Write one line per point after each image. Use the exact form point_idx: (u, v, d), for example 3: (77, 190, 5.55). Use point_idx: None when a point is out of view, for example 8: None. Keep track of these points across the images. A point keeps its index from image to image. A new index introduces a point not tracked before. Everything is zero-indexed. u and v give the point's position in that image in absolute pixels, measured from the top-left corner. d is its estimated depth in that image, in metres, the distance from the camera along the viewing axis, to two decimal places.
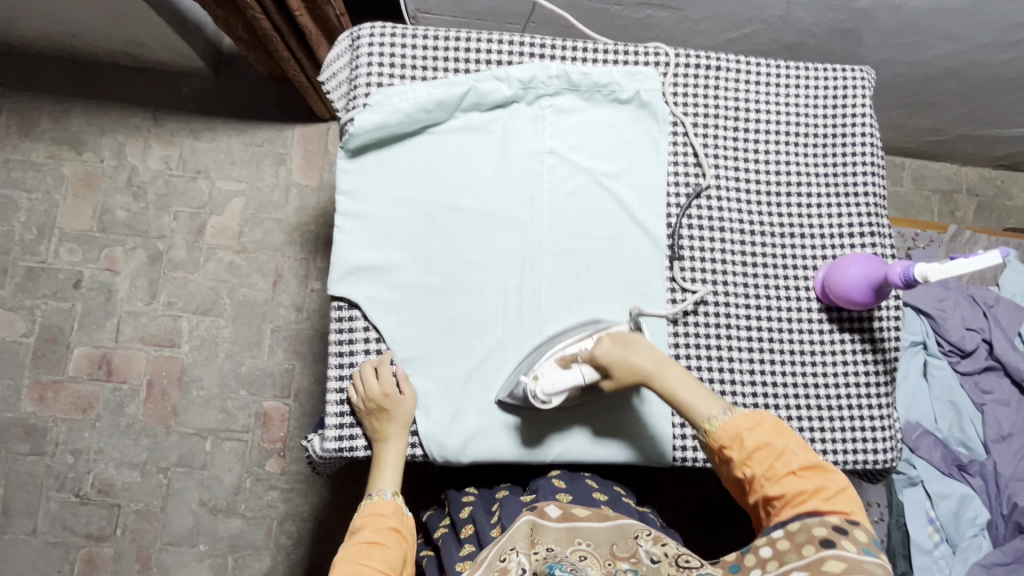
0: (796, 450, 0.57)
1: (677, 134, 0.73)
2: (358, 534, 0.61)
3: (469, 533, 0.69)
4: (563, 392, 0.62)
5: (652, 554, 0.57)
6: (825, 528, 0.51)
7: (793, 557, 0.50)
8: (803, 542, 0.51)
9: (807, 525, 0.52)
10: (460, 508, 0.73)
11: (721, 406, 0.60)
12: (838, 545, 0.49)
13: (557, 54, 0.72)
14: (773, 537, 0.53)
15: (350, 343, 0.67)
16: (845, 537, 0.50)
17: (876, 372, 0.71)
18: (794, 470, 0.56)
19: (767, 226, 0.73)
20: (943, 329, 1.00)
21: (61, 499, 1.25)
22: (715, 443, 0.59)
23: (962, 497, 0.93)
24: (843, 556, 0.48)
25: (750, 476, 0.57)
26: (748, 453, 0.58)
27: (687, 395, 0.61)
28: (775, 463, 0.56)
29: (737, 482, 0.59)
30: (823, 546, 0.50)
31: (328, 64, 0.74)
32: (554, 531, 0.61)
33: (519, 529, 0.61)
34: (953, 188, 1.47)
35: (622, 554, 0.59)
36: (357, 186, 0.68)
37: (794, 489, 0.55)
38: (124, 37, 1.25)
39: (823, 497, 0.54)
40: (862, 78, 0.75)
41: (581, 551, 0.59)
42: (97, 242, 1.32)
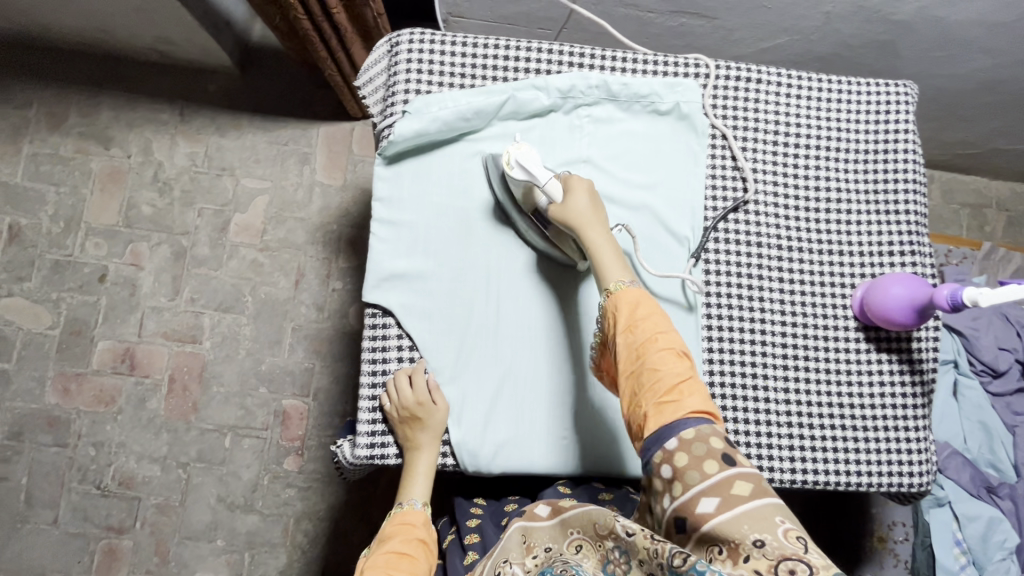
0: (678, 335, 0.54)
1: (715, 146, 0.72)
2: (387, 544, 0.61)
3: (474, 541, 0.67)
4: (526, 174, 0.63)
5: (627, 526, 0.50)
6: (723, 442, 0.48)
7: (695, 474, 0.47)
8: (703, 455, 0.47)
9: (701, 434, 0.48)
10: (466, 517, 0.71)
11: (632, 275, 0.58)
12: (737, 460, 0.47)
13: (597, 64, 0.72)
14: (667, 450, 0.49)
15: (383, 351, 0.67)
16: (739, 450, 0.48)
17: (913, 394, 0.70)
18: (678, 354, 0.53)
19: (805, 242, 0.72)
20: (976, 348, 0.98)
21: (83, 490, 1.26)
22: (613, 304, 0.57)
23: (991, 519, 0.91)
24: (746, 475, 0.46)
25: (630, 345, 0.54)
26: (631, 321, 0.55)
27: (607, 254, 0.59)
28: (658, 337, 0.53)
29: (616, 355, 0.56)
30: (723, 462, 0.47)
31: (365, 69, 0.74)
32: (546, 530, 0.60)
33: (511, 538, 0.61)
34: (983, 203, 1.45)
35: (605, 531, 0.53)
36: (394, 193, 0.68)
37: (673, 368, 0.52)
38: (155, 34, 1.26)
39: (702, 391, 0.51)
40: (905, 93, 0.74)
41: (575, 541, 0.57)
42: (123, 237, 1.33)
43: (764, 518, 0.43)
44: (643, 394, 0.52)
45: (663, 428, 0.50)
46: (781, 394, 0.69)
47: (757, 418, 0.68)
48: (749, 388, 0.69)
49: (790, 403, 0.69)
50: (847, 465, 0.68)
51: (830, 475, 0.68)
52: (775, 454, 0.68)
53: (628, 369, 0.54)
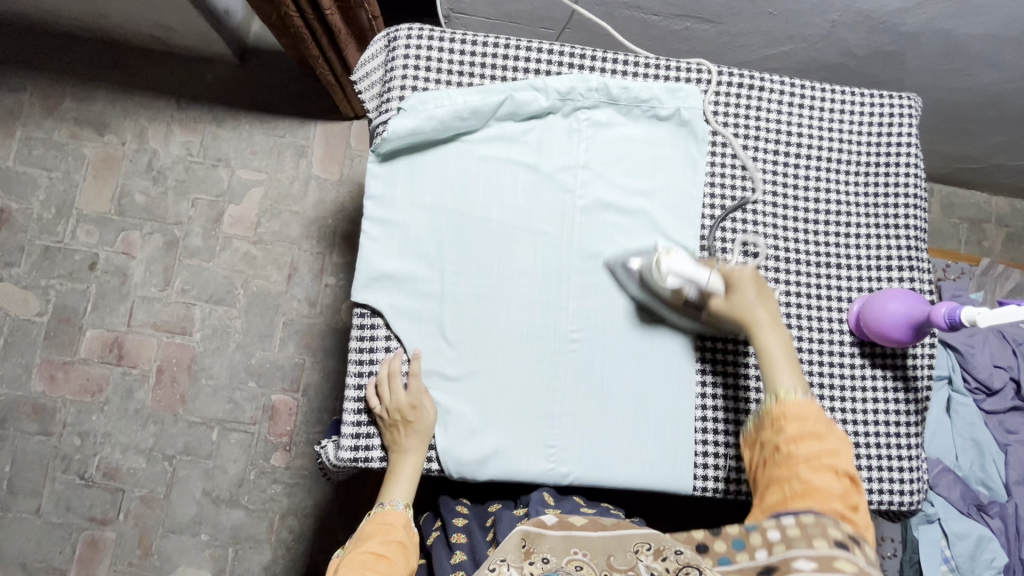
0: (845, 457, 0.56)
1: (714, 154, 0.71)
2: (365, 543, 0.60)
3: (461, 540, 0.66)
4: (682, 279, 0.61)
5: (653, 570, 0.52)
6: (841, 533, 0.50)
7: (802, 544, 0.50)
8: (815, 535, 0.50)
9: (822, 522, 0.51)
10: (454, 515, 0.70)
11: (803, 388, 0.59)
12: (852, 549, 0.49)
13: (597, 66, 0.70)
14: (783, 522, 0.52)
15: (371, 351, 0.66)
16: (859, 545, 0.50)
17: (907, 412, 0.69)
18: (836, 474, 0.55)
19: (803, 254, 0.71)
20: (971, 365, 0.97)
21: (66, 480, 1.25)
22: (778, 407, 0.58)
23: (980, 538, 0.91)
24: (855, 562, 0.48)
25: (788, 451, 0.56)
26: (797, 432, 0.56)
27: (775, 357, 0.61)
28: (821, 455, 0.55)
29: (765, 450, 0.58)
30: (837, 546, 0.49)
31: (362, 64, 0.73)
32: (551, 540, 0.57)
33: (511, 538, 0.57)
34: (983, 217, 1.44)
35: (618, 566, 0.54)
36: (386, 191, 0.66)
37: (830, 488, 0.54)
38: (153, 20, 1.24)
39: (848, 505, 0.53)
40: (910, 106, 0.73)
41: (577, 561, 0.55)
42: (114, 225, 1.31)
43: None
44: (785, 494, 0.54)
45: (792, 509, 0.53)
46: None
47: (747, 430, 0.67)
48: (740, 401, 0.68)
49: None
50: None
51: None
52: None
53: (779, 472, 0.56)
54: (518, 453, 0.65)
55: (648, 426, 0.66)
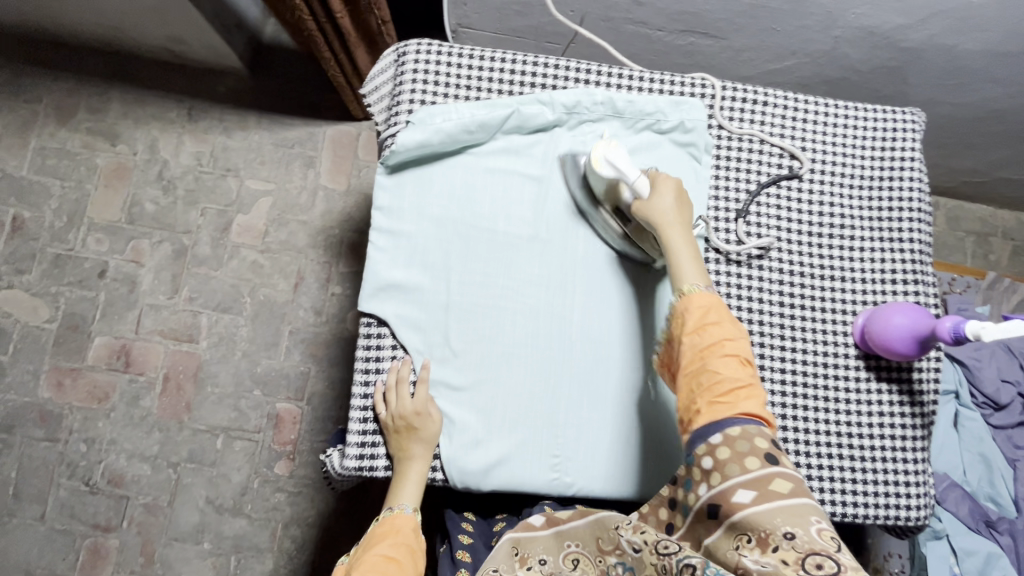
0: (748, 344, 0.56)
1: (719, 167, 0.71)
2: (374, 548, 0.59)
3: (466, 559, 0.66)
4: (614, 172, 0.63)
5: (634, 544, 0.55)
6: (767, 442, 0.51)
7: (734, 467, 0.50)
8: (746, 452, 0.50)
9: (747, 433, 0.51)
10: (459, 531, 0.70)
11: (704, 280, 0.59)
12: (780, 461, 0.50)
13: (603, 80, 0.71)
14: (712, 444, 0.52)
15: (377, 360, 0.66)
16: (783, 454, 0.51)
17: (913, 426, 0.69)
18: (742, 360, 0.54)
19: (808, 267, 0.71)
20: (977, 379, 0.97)
21: (71, 487, 1.25)
22: (685, 305, 0.57)
23: (989, 555, 0.90)
24: (787, 475, 0.49)
25: (696, 348, 0.55)
26: (700, 324, 0.56)
27: (681, 254, 0.60)
28: (726, 344, 0.55)
29: (679, 355, 0.57)
30: (767, 460, 0.50)
31: (371, 78, 0.74)
32: (542, 539, 0.64)
33: (502, 549, 0.63)
34: (989, 231, 1.44)
35: (607, 547, 0.60)
36: (394, 203, 0.67)
37: (738, 378, 0.53)
38: (167, 34, 1.27)
39: (762, 398, 0.53)
40: (913, 120, 0.74)
41: (573, 555, 0.62)
42: (125, 233, 1.33)
43: (797, 515, 0.46)
44: (700, 393, 0.54)
45: (714, 421, 0.53)
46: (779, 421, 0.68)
47: None
48: None
49: (787, 429, 0.68)
50: (843, 495, 0.67)
51: (825, 504, 0.67)
52: None
53: (689, 368, 0.55)
54: (528, 464, 0.65)
55: (652, 436, 0.66)
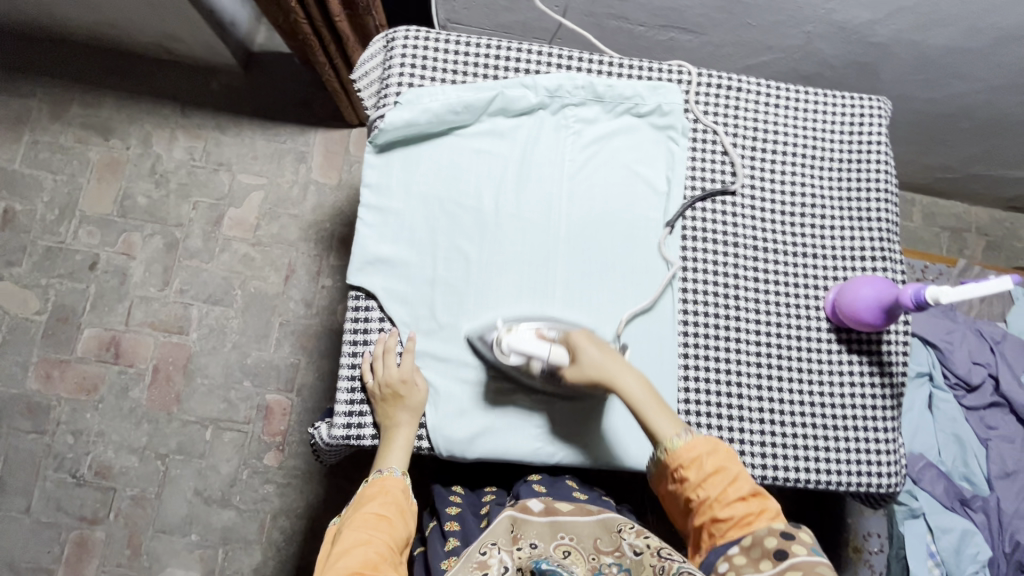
0: (747, 478, 0.59)
1: (696, 149, 0.74)
2: (366, 506, 0.61)
3: (455, 528, 0.68)
4: (524, 351, 0.63)
5: (635, 546, 0.60)
6: (776, 539, 0.54)
7: (749, 569, 0.53)
8: (760, 557, 0.53)
9: (758, 540, 0.55)
10: (447, 504, 0.71)
11: (680, 427, 0.61)
12: (790, 552, 0.52)
13: (584, 66, 0.74)
14: (728, 553, 0.56)
15: (365, 331, 0.68)
16: (794, 541, 0.53)
17: (883, 396, 0.72)
18: (744, 495, 0.58)
19: (780, 244, 0.74)
20: (950, 361, 1.00)
21: (58, 479, 1.25)
22: (675, 462, 0.60)
23: (964, 531, 0.92)
24: (798, 563, 0.51)
25: (703, 501, 0.58)
26: (700, 475, 0.59)
27: (646, 407, 0.62)
28: (726, 488, 0.58)
29: (686, 507, 0.60)
30: (777, 558, 0.52)
31: (361, 63, 0.77)
32: (537, 525, 0.64)
33: (500, 524, 0.63)
34: (963, 227, 1.49)
35: (606, 548, 0.62)
36: (382, 180, 0.69)
37: (744, 515, 0.56)
38: (162, 30, 1.29)
39: (770, 518, 0.56)
40: (879, 107, 0.77)
41: (564, 546, 0.62)
42: (116, 226, 1.34)
43: None
44: (716, 534, 0.57)
45: (728, 544, 0.56)
46: (753, 391, 0.70)
47: (731, 412, 0.70)
48: (721, 384, 0.70)
49: (762, 400, 0.70)
50: (818, 462, 0.70)
51: (800, 472, 0.69)
52: (746, 451, 0.69)
53: (701, 519, 0.59)
54: (512, 433, 0.66)
55: None
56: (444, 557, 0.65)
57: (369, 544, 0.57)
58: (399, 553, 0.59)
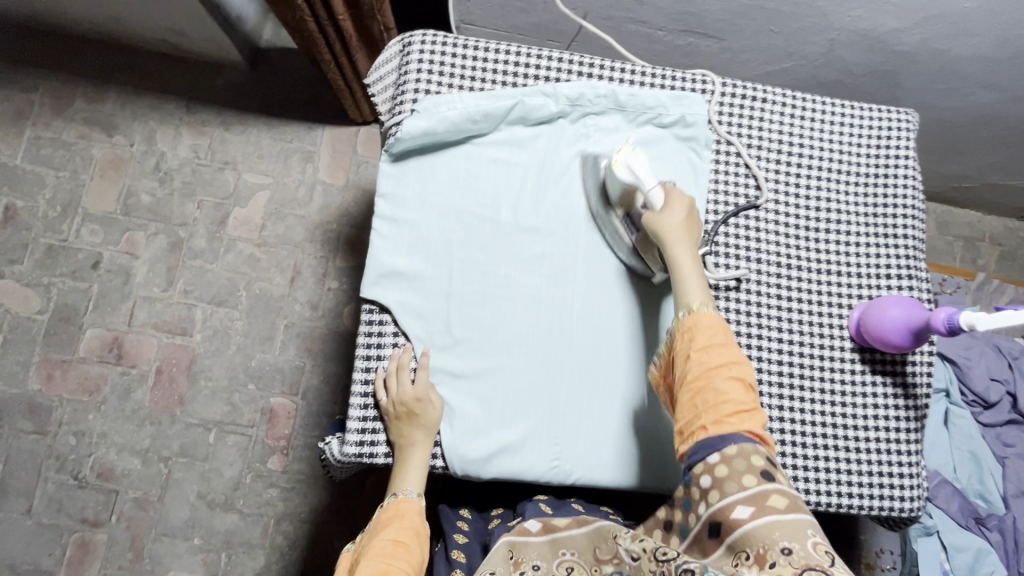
0: (749, 366, 0.57)
1: (719, 162, 0.72)
2: (382, 532, 0.59)
3: (461, 559, 0.66)
4: (633, 177, 0.64)
5: (633, 551, 0.58)
6: (762, 459, 0.52)
7: (734, 485, 0.51)
8: (743, 470, 0.51)
9: (744, 452, 0.52)
10: (454, 530, 0.69)
11: (710, 302, 0.60)
12: (776, 478, 0.51)
13: (605, 74, 0.72)
14: (710, 464, 0.53)
15: (378, 345, 0.66)
16: (779, 471, 0.52)
17: (906, 419, 0.70)
18: (742, 381, 0.56)
19: (804, 261, 0.72)
20: (967, 377, 0.99)
21: (59, 480, 1.23)
22: (690, 326, 0.58)
23: (979, 550, 0.91)
24: (784, 491, 0.50)
25: (701, 367, 0.56)
26: (707, 343, 0.57)
27: (688, 277, 0.60)
28: (729, 366, 0.56)
29: (679, 368, 0.58)
30: (762, 477, 0.51)
31: (376, 67, 0.74)
32: (537, 545, 0.63)
33: (497, 552, 0.62)
34: (977, 236, 1.47)
35: (604, 556, 0.61)
36: (397, 190, 0.67)
37: (738, 401, 0.54)
38: (167, 25, 1.27)
39: (759, 417, 0.55)
40: (907, 120, 0.75)
41: (567, 563, 0.62)
42: (120, 225, 1.32)
43: (795, 527, 0.47)
44: (703, 410, 0.55)
45: (718, 437, 0.54)
46: (775, 412, 0.69)
47: None
48: None
49: (784, 421, 0.69)
50: (839, 486, 0.68)
51: (821, 495, 0.68)
52: None
53: (694, 385, 0.56)
54: (530, 449, 0.65)
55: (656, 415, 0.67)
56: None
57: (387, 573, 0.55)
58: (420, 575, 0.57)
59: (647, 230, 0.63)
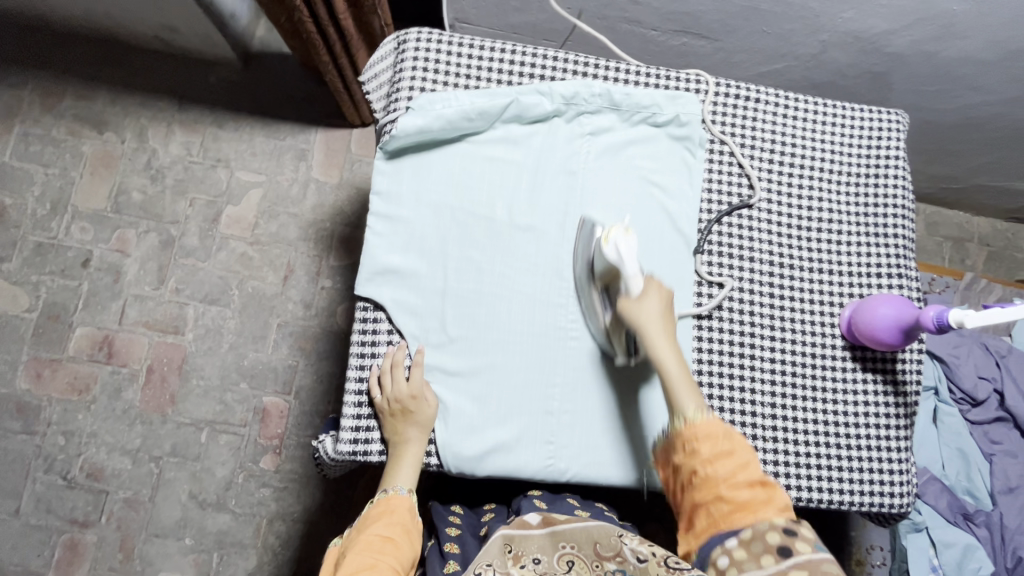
0: (757, 465, 0.55)
1: (712, 162, 0.73)
2: (371, 527, 0.59)
3: (454, 551, 0.66)
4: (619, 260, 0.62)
5: (638, 552, 0.56)
6: (779, 533, 0.50)
7: (752, 565, 0.49)
8: (761, 551, 0.50)
9: (759, 531, 0.51)
10: (446, 524, 0.70)
11: (702, 406, 0.59)
12: (794, 550, 0.48)
13: (600, 74, 0.72)
14: (728, 546, 0.52)
15: (373, 342, 0.66)
16: (798, 537, 0.49)
17: (896, 416, 0.71)
18: (752, 483, 0.54)
19: (797, 260, 0.72)
20: (956, 375, 1.00)
21: (48, 481, 1.22)
22: (691, 434, 0.57)
23: (967, 546, 0.92)
24: (803, 562, 0.47)
25: (710, 478, 0.55)
26: (708, 450, 0.56)
27: (670, 379, 0.60)
28: (736, 471, 0.55)
29: (686, 484, 0.57)
30: (779, 556, 0.48)
31: (370, 65, 0.74)
32: (538, 539, 0.62)
33: (494, 545, 0.62)
34: (965, 237, 1.49)
35: (606, 554, 0.59)
36: (392, 188, 0.67)
37: (750, 502, 0.53)
38: (159, 21, 1.26)
39: (775, 509, 0.53)
40: (897, 121, 0.76)
41: (568, 556, 0.60)
42: (110, 223, 1.31)
43: None
44: (715, 516, 0.54)
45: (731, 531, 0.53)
46: (767, 410, 0.69)
47: (743, 431, 0.69)
48: (735, 403, 0.69)
49: (775, 418, 0.69)
50: (830, 483, 0.69)
51: (813, 491, 0.68)
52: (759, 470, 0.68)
53: (700, 494, 0.55)
54: (525, 446, 0.65)
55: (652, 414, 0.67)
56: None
57: (375, 569, 0.56)
58: (408, 569, 0.59)
59: (621, 314, 0.62)
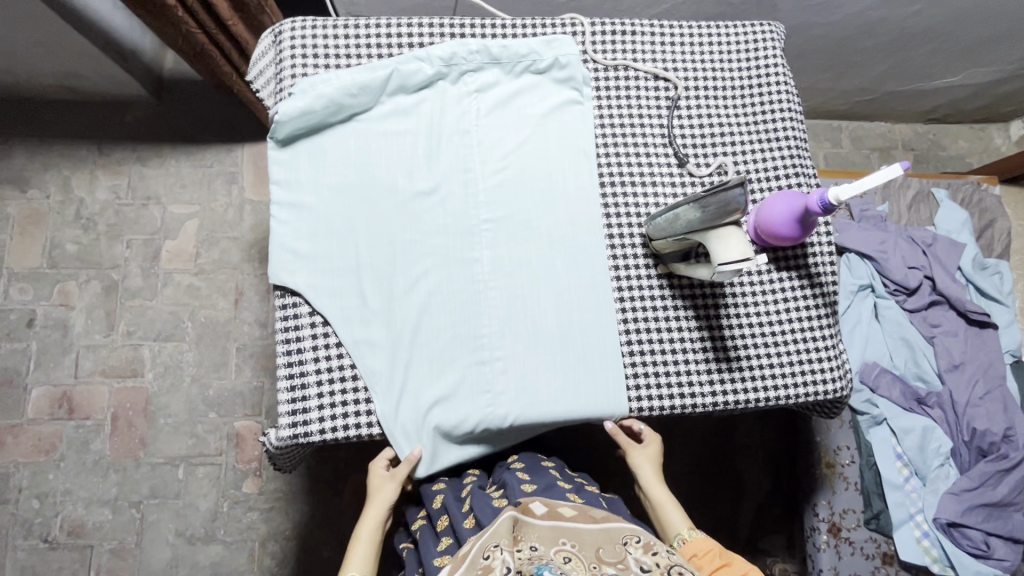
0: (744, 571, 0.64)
1: (600, 99, 0.75)
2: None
3: (445, 526, 0.68)
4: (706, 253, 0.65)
5: (642, 563, 0.56)
6: None
7: None
8: None
9: None
10: (432, 498, 0.72)
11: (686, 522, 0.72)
12: None
13: (476, 32, 0.74)
14: None
15: (296, 329, 0.67)
16: None
17: (816, 307, 0.73)
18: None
19: (698, 175, 0.74)
20: (887, 269, 1.03)
21: (30, 546, 1.20)
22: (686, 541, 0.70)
23: (924, 428, 0.96)
24: None
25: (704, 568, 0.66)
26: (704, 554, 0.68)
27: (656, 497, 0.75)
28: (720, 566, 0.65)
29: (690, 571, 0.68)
30: None
31: (254, 63, 0.75)
32: (540, 529, 0.60)
33: (501, 524, 0.58)
34: (890, 145, 1.54)
35: (608, 559, 0.57)
36: (290, 175, 0.68)
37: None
38: (59, 68, 1.24)
39: None
40: (772, 31, 0.79)
41: (565, 551, 0.57)
42: (49, 278, 1.29)
43: None
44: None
45: None
46: (691, 324, 0.71)
47: (672, 349, 0.70)
48: (659, 323, 0.71)
49: (702, 331, 0.71)
50: (767, 383, 0.71)
51: (749, 392, 0.71)
52: (693, 381, 0.70)
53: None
54: (463, 402, 0.66)
55: (581, 346, 0.69)
56: (437, 556, 0.65)
57: None
58: None
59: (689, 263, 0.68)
